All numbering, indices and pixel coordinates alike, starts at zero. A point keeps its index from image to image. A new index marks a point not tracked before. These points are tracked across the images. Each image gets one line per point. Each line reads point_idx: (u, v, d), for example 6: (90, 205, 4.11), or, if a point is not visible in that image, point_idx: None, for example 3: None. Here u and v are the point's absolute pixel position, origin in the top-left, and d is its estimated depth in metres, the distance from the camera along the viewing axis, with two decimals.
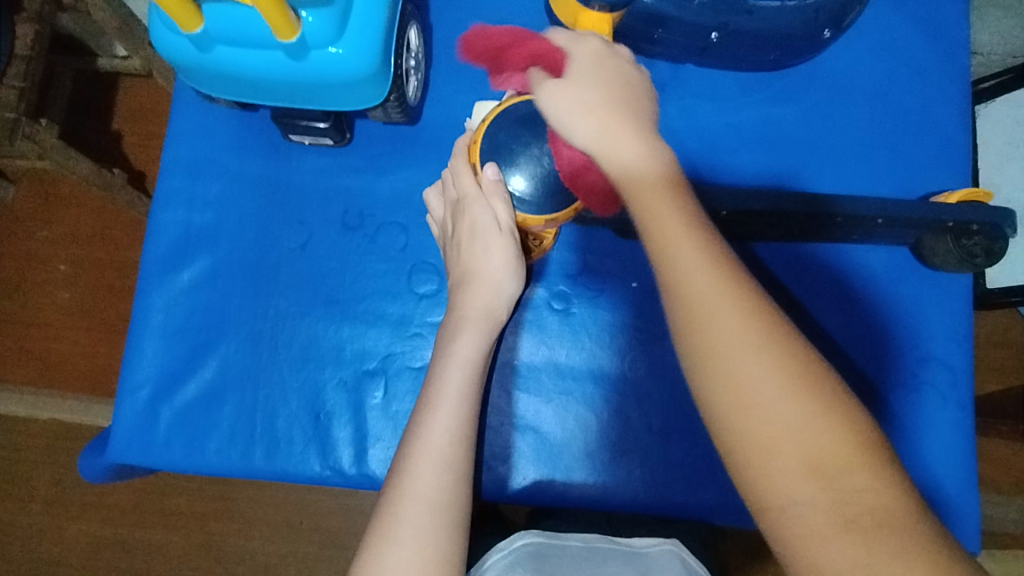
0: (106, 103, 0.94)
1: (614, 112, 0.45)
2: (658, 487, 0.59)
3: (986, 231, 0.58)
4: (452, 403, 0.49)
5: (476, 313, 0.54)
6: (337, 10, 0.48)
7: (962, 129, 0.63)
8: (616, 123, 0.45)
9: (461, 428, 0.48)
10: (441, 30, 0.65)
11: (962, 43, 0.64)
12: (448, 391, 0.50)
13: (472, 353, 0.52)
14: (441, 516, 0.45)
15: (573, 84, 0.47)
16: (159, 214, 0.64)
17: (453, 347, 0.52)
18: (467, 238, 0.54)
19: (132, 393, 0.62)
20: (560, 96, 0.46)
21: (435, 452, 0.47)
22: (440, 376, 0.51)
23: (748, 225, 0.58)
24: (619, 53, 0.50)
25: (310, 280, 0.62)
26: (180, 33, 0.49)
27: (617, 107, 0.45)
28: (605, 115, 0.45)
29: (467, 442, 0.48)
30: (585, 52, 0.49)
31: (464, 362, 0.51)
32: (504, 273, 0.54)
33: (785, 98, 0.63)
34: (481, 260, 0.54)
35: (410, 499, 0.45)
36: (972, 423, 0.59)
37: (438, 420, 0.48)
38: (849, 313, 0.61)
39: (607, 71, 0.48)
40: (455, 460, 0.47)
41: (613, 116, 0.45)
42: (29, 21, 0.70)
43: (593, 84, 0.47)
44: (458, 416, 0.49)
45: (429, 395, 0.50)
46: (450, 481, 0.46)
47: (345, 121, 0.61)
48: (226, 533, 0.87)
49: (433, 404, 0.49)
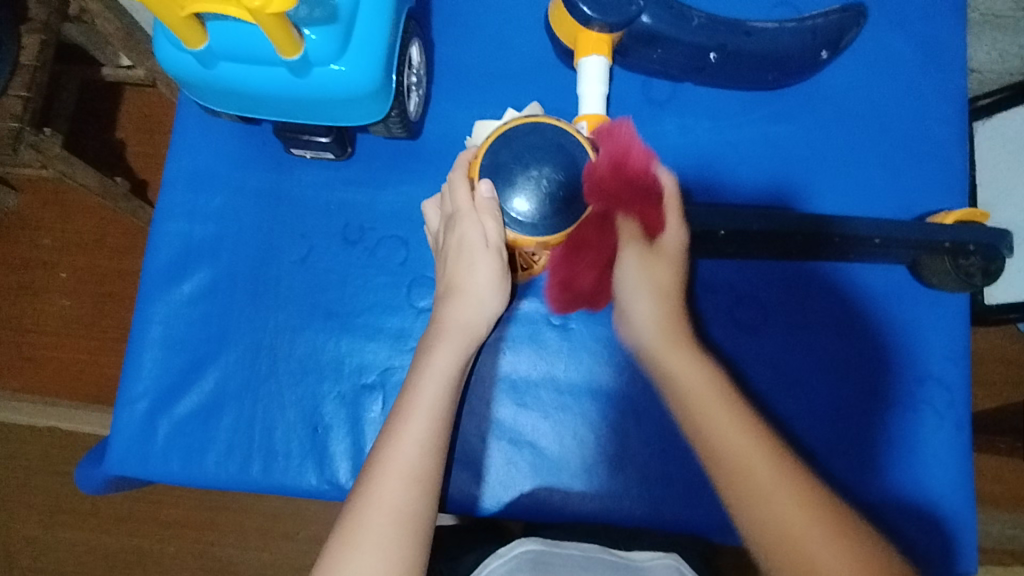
0: (109, 112, 0.95)
1: (668, 297, 0.52)
2: (657, 505, 0.59)
3: (984, 251, 0.58)
4: (425, 414, 0.49)
5: (451, 324, 0.53)
6: (339, 28, 0.48)
7: (959, 149, 0.64)
8: (664, 316, 0.52)
9: (431, 439, 0.48)
10: (444, 47, 0.66)
11: (959, 63, 0.65)
12: (419, 399, 0.50)
13: (449, 365, 0.52)
14: (404, 526, 0.45)
15: (656, 262, 0.52)
16: (161, 227, 0.65)
17: (431, 357, 0.52)
18: (454, 252, 0.53)
19: (130, 405, 0.62)
20: (639, 261, 0.52)
21: (402, 464, 0.47)
22: (414, 386, 0.50)
23: (747, 245, 0.58)
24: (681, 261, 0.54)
25: (311, 294, 0.63)
26: (185, 50, 0.49)
27: (666, 293, 0.52)
28: (661, 294, 0.52)
29: (435, 453, 0.48)
30: (674, 239, 0.53)
31: (439, 374, 0.51)
32: (488, 288, 0.54)
33: (784, 117, 0.64)
34: (466, 275, 0.53)
35: (374, 508, 0.45)
36: (969, 442, 0.60)
37: (407, 431, 0.48)
38: (847, 330, 0.61)
39: (677, 267, 0.53)
40: (423, 471, 0.47)
41: (665, 304, 0.52)
42: (35, 31, 0.71)
43: (663, 279, 0.52)
44: (431, 425, 0.49)
45: (403, 406, 0.50)
46: (415, 492, 0.46)
47: (347, 136, 0.62)
48: (223, 542, 0.87)
49: (404, 413, 0.49)
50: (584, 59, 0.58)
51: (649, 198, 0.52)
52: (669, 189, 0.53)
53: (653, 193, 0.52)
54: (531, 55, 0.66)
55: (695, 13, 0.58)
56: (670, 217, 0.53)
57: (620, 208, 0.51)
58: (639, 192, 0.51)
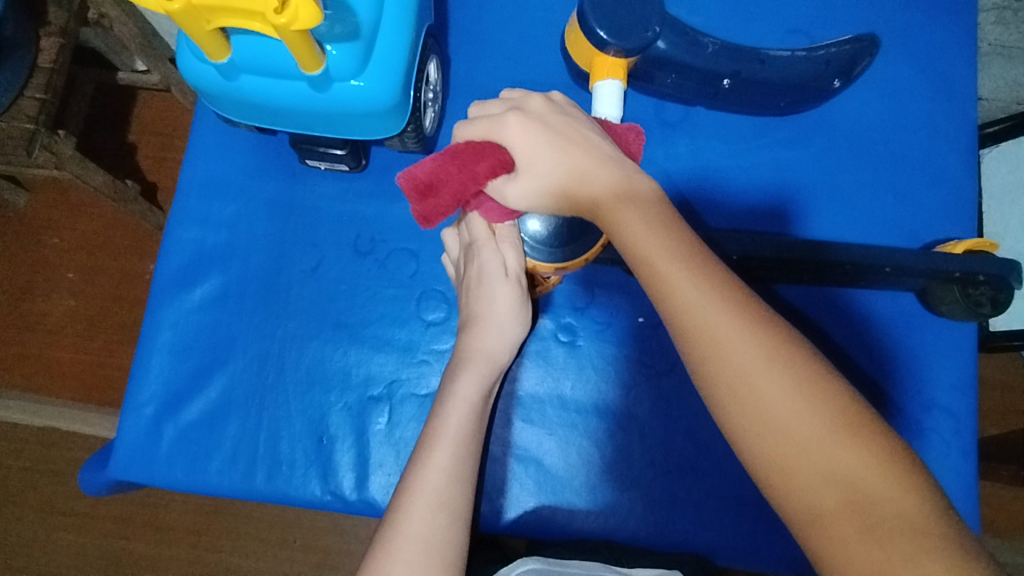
0: (122, 116, 0.96)
1: (574, 175, 0.43)
2: (660, 524, 0.59)
3: (994, 281, 0.58)
4: (450, 442, 0.50)
5: (475, 352, 0.55)
6: (361, 44, 0.49)
7: (968, 177, 0.64)
8: (569, 185, 0.44)
9: (457, 467, 0.50)
10: (459, 64, 0.67)
11: (969, 94, 0.65)
12: (445, 428, 0.51)
13: (472, 394, 0.53)
14: (435, 555, 0.46)
15: (537, 164, 0.44)
16: (173, 233, 0.65)
17: (454, 385, 0.53)
18: (474, 283, 0.55)
19: (137, 410, 0.62)
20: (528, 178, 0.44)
21: (431, 492, 0.48)
22: (440, 415, 0.52)
23: (757, 269, 0.59)
24: (555, 119, 0.45)
25: (319, 305, 0.63)
26: (207, 61, 0.50)
27: (572, 171, 0.43)
28: (554, 180, 0.44)
29: (463, 481, 0.49)
30: (508, 125, 0.44)
31: (462, 403, 0.52)
32: (510, 316, 0.56)
33: (795, 142, 0.64)
34: (485, 304, 0.55)
35: (403, 538, 0.46)
36: (975, 472, 0.59)
37: (434, 460, 0.49)
38: (853, 357, 0.61)
39: (536, 128, 0.44)
40: (451, 500, 0.48)
41: (566, 181, 0.44)
42: (53, 35, 0.72)
43: (562, 170, 0.43)
44: (457, 453, 0.50)
45: (429, 434, 0.51)
46: (445, 518, 0.47)
47: (361, 147, 0.62)
48: (219, 549, 0.87)
49: (431, 443, 0.50)
50: (599, 83, 0.58)
51: (460, 152, 0.43)
52: (460, 136, 0.46)
53: (457, 147, 0.43)
54: (546, 73, 0.66)
55: (708, 40, 0.59)
56: (477, 135, 0.45)
57: (461, 196, 0.44)
58: (453, 161, 0.42)
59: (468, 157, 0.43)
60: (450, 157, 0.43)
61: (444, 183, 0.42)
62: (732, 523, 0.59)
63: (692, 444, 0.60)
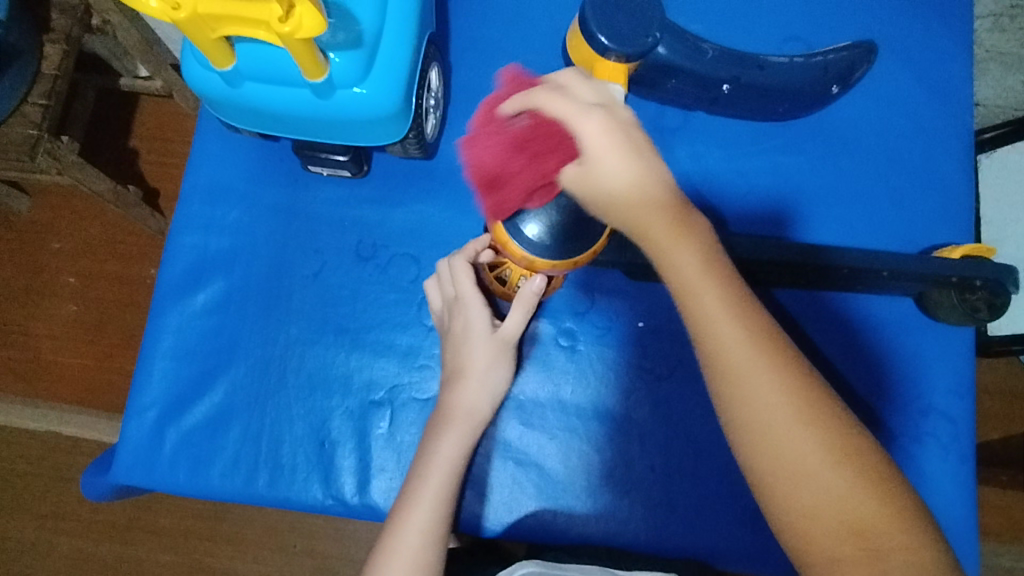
0: (126, 121, 0.96)
1: (647, 207, 0.40)
2: (660, 529, 0.59)
3: (990, 286, 0.59)
4: (428, 504, 0.51)
5: (458, 411, 0.55)
6: (364, 52, 0.49)
7: (964, 182, 0.65)
8: (631, 214, 0.40)
9: (433, 527, 0.50)
10: (461, 70, 0.67)
11: (965, 100, 0.66)
12: (426, 488, 0.51)
13: (454, 454, 0.53)
14: None
15: (605, 176, 0.40)
16: (177, 239, 0.66)
17: (438, 446, 0.53)
18: (458, 338, 0.57)
19: (139, 415, 0.62)
20: (592, 183, 0.41)
21: (404, 555, 0.48)
22: (419, 475, 0.52)
23: (756, 274, 0.59)
24: (636, 134, 0.41)
25: (321, 309, 0.63)
26: (211, 68, 0.50)
27: (646, 202, 0.40)
28: (619, 207, 0.40)
29: (438, 542, 0.50)
30: (594, 125, 0.40)
31: (444, 465, 0.53)
32: (491, 373, 0.57)
33: (793, 148, 0.65)
34: (470, 360, 0.56)
35: None
36: (973, 475, 0.60)
37: (412, 522, 0.50)
38: (851, 360, 0.62)
39: (618, 135, 0.40)
40: (426, 562, 0.49)
41: (636, 209, 0.40)
42: (57, 42, 0.72)
43: (633, 195, 0.40)
44: (434, 515, 0.50)
45: (407, 495, 0.51)
46: None
47: (364, 155, 0.63)
48: (219, 554, 0.87)
49: (407, 505, 0.51)
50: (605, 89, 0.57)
51: (523, 139, 0.41)
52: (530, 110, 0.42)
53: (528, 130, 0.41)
54: None
55: (708, 46, 0.59)
56: (543, 111, 0.41)
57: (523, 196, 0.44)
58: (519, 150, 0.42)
59: (531, 140, 0.41)
60: (512, 142, 0.42)
61: (508, 188, 0.43)
62: (730, 526, 0.59)
63: (692, 448, 0.61)
